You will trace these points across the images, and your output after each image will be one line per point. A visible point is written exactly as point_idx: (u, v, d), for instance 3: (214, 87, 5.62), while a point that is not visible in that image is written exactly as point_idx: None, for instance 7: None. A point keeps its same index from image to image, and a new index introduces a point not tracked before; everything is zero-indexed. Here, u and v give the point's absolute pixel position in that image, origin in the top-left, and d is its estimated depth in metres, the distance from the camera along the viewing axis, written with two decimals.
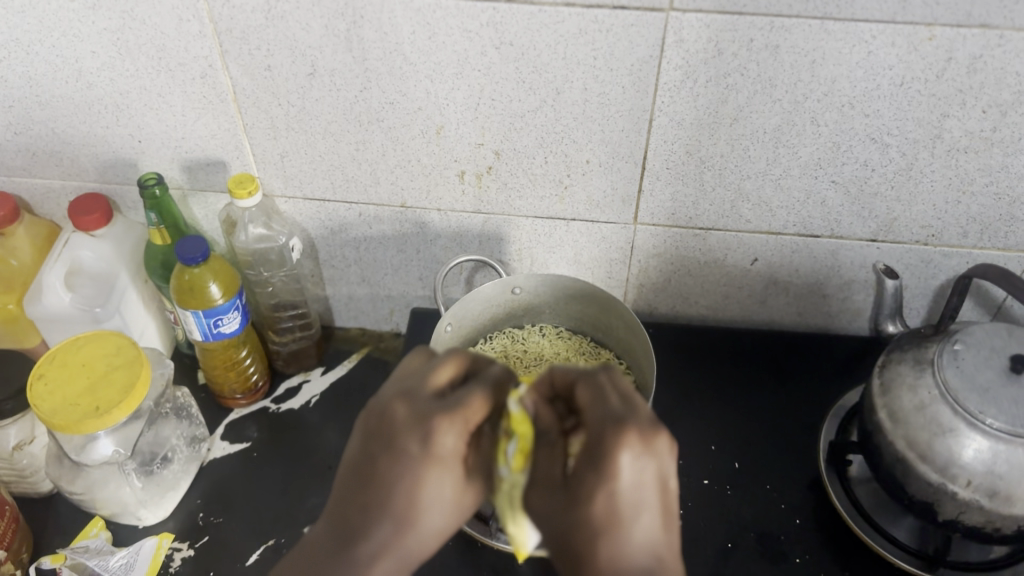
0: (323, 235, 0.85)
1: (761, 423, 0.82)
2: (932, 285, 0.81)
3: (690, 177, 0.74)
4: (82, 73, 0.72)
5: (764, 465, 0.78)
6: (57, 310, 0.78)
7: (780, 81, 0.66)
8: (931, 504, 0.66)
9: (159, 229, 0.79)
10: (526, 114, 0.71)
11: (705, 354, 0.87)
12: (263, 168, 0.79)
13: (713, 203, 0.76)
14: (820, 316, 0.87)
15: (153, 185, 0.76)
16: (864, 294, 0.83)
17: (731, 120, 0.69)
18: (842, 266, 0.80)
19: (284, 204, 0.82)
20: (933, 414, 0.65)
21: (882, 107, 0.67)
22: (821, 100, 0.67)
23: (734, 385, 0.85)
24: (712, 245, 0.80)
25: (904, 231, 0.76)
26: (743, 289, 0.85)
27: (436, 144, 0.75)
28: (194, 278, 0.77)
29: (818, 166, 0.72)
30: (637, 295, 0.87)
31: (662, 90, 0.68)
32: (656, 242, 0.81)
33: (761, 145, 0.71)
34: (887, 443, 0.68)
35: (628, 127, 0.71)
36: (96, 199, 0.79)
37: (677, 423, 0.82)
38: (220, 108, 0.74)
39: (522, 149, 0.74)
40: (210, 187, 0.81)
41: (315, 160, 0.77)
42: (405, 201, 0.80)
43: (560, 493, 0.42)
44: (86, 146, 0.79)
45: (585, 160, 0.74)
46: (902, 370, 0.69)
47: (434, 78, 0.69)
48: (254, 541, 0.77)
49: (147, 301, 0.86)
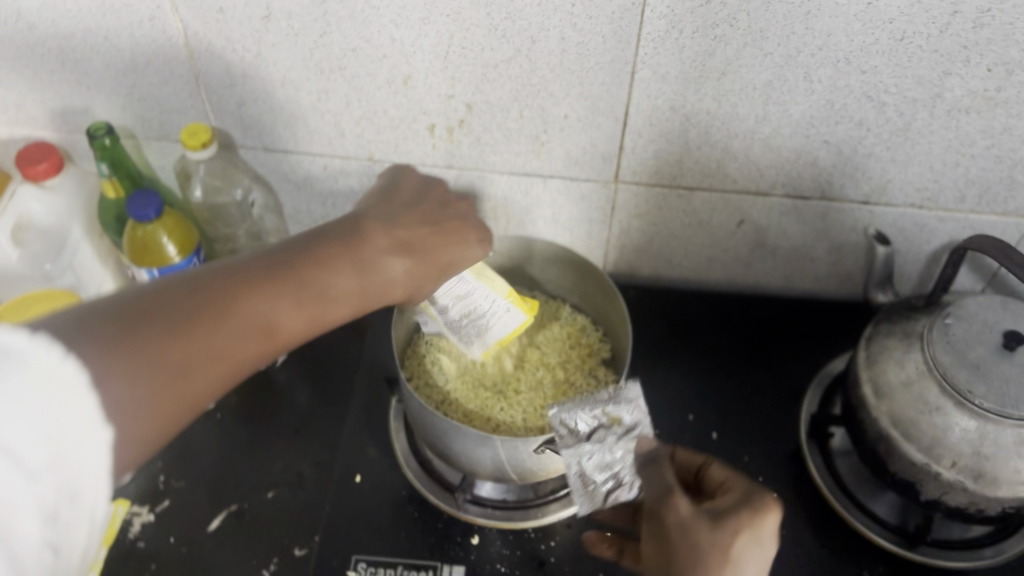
0: (286, 189, 0.81)
1: (743, 391, 0.79)
2: (925, 251, 0.77)
3: (674, 135, 0.70)
4: (20, 13, 0.67)
5: (745, 435, 0.75)
6: (5, 265, 0.74)
7: (771, 33, 0.61)
8: (914, 484, 0.63)
9: (110, 181, 0.74)
10: (499, 64, 0.66)
11: (686, 320, 0.84)
12: (221, 118, 0.74)
13: (699, 161, 0.72)
14: (809, 281, 0.83)
15: (103, 135, 0.72)
16: (854, 258, 0.79)
17: (719, 74, 0.64)
18: (833, 229, 0.77)
19: (244, 155, 0.77)
20: (920, 391, 0.61)
21: (880, 63, 0.62)
22: (815, 54, 0.62)
23: (716, 351, 0.82)
24: (697, 206, 0.76)
25: (898, 194, 0.72)
26: (729, 252, 0.81)
27: (403, 95, 0.70)
28: (147, 236, 0.73)
29: (811, 124, 0.67)
30: (618, 256, 0.83)
31: (645, 41, 0.63)
32: (638, 201, 0.76)
33: (750, 101, 0.66)
34: (872, 419, 0.65)
35: (608, 80, 0.66)
36: (45, 148, 0.75)
37: (655, 391, 0.79)
38: (172, 53, 0.69)
39: (495, 102, 0.69)
40: (165, 136, 0.77)
41: (276, 109, 0.73)
42: (372, 154, 0.76)
43: (698, 519, 0.47)
44: (33, 93, 0.74)
45: (563, 114, 0.69)
46: (890, 344, 0.66)
47: (400, 24, 0.64)
48: (215, 504, 0.74)
49: (103, 257, 0.81)
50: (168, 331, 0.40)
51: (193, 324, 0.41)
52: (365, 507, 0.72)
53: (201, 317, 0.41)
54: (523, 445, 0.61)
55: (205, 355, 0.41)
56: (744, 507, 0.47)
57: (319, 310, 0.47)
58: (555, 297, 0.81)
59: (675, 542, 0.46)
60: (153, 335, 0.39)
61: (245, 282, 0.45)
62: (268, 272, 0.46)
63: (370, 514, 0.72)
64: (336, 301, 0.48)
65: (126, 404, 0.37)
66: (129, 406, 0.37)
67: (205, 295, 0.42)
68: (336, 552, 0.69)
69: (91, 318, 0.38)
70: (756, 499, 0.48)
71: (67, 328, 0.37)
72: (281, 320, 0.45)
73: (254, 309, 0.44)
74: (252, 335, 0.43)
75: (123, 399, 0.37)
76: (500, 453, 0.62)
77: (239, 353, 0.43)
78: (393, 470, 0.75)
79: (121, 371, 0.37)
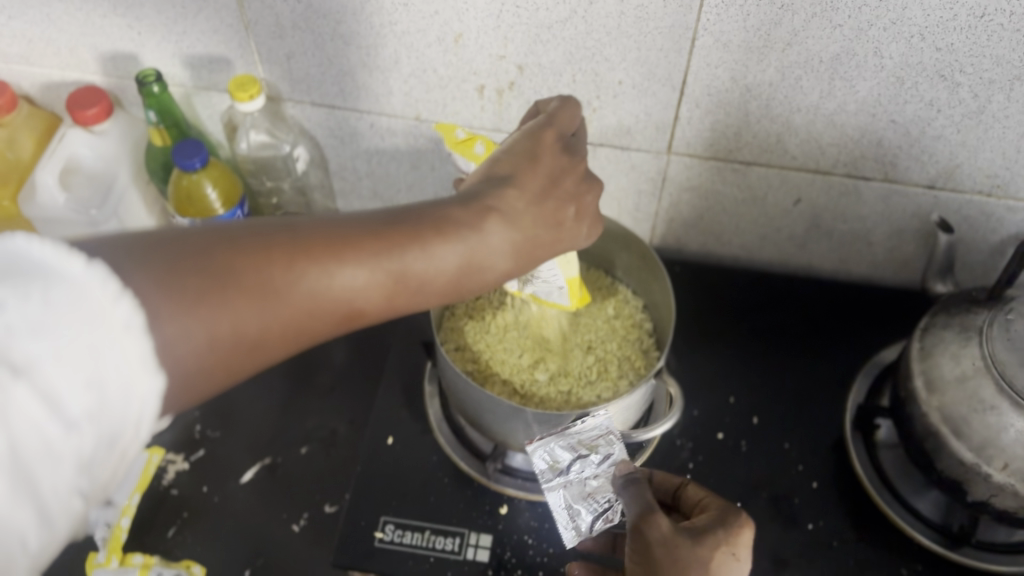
0: (333, 145, 0.80)
1: (787, 375, 0.76)
2: (990, 242, 0.74)
3: (732, 106, 0.67)
4: None
5: (787, 420, 0.73)
6: (52, 210, 0.74)
7: (842, 4, 0.58)
8: (961, 483, 0.61)
9: (158, 129, 0.74)
10: (554, 25, 0.64)
11: (733, 298, 0.82)
12: (270, 70, 0.73)
13: (757, 136, 0.69)
14: (865, 265, 0.80)
15: (152, 82, 0.71)
16: (914, 244, 0.76)
17: (784, 45, 0.61)
18: (893, 214, 0.73)
19: (291, 109, 0.76)
20: (974, 388, 0.59)
21: (957, 41, 0.58)
22: (888, 28, 0.59)
23: (762, 333, 0.79)
24: (752, 182, 0.73)
25: (966, 180, 0.68)
26: (782, 231, 0.78)
27: (453, 53, 0.68)
28: (192, 186, 0.73)
29: (878, 102, 0.64)
30: (666, 229, 0.81)
31: (707, 7, 0.60)
32: (690, 174, 0.74)
33: (815, 75, 0.63)
34: (921, 413, 0.63)
35: (667, 47, 0.63)
36: (96, 93, 0.75)
37: (696, 370, 0.77)
38: (222, 2, 0.68)
39: (548, 64, 0.67)
40: (214, 86, 0.76)
41: (324, 63, 0.71)
42: (419, 114, 0.74)
43: (679, 535, 0.50)
44: (84, 37, 0.73)
45: (617, 80, 0.67)
46: (946, 337, 0.63)
47: None
48: (248, 455, 0.75)
49: (149, 203, 0.82)
50: (246, 288, 0.38)
51: (275, 284, 0.39)
52: (396, 468, 0.72)
53: (283, 278, 0.40)
54: (557, 419, 0.59)
55: (278, 319, 0.40)
56: (721, 526, 0.52)
57: (396, 289, 0.43)
58: (600, 268, 0.79)
59: (660, 557, 0.49)
60: (228, 290, 0.38)
61: (333, 255, 0.41)
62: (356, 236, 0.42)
63: (401, 475, 0.72)
64: (425, 288, 0.44)
65: (184, 355, 0.37)
66: (190, 360, 0.37)
67: (293, 255, 0.40)
68: (364, 512, 0.69)
69: (167, 261, 0.37)
70: (732, 515, 0.53)
71: (134, 267, 0.36)
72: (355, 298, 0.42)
73: (336, 286, 0.41)
74: (333, 308, 0.41)
75: (182, 348, 0.37)
76: (533, 425, 0.61)
77: (317, 321, 0.42)
78: (425, 434, 0.75)
79: (187, 322, 0.37)
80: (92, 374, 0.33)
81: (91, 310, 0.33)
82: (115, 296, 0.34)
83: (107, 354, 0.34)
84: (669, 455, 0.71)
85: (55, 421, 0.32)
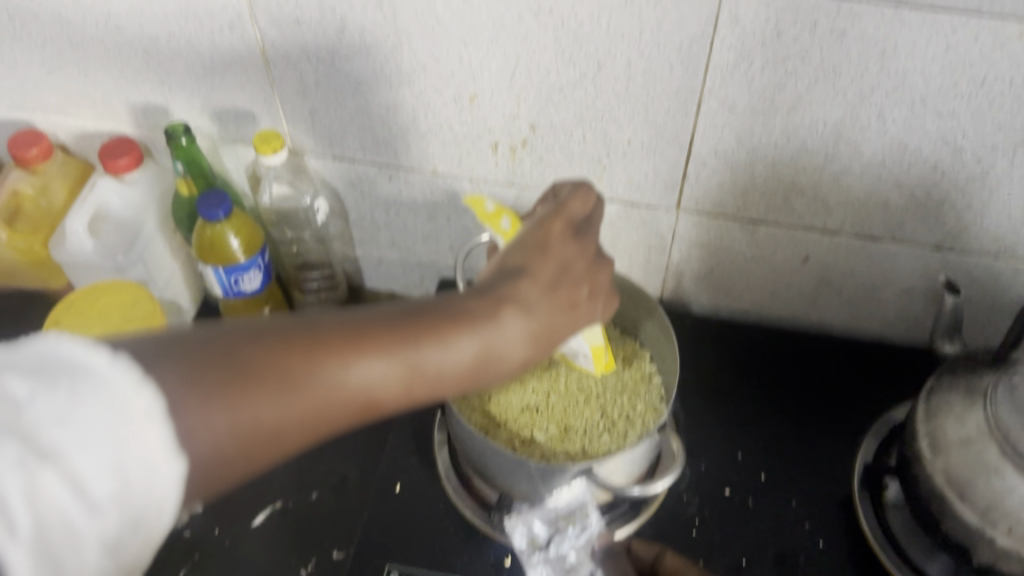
0: (352, 197, 0.82)
1: (795, 431, 0.76)
2: (1000, 303, 0.74)
3: (739, 167, 0.68)
4: (111, 15, 0.70)
5: (794, 478, 0.73)
6: (80, 256, 0.77)
7: (844, 71, 0.59)
8: (967, 547, 0.61)
9: (185, 179, 0.77)
10: (565, 88, 0.66)
11: (743, 353, 0.82)
12: (293, 125, 0.76)
13: (764, 195, 0.70)
14: (875, 324, 0.80)
15: (180, 135, 0.74)
16: (924, 304, 0.76)
17: (788, 109, 0.63)
18: (901, 273, 0.74)
19: (313, 163, 0.79)
20: (978, 451, 0.59)
21: (958, 108, 0.60)
22: (890, 94, 0.60)
23: (771, 389, 0.80)
24: (760, 239, 0.74)
25: (973, 242, 0.69)
26: (791, 287, 0.79)
27: (468, 112, 0.70)
28: (215, 234, 0.75)
29: (883, 165, 0.65)
30: (676, 284, 0.82)
31: (713, 72, 0.62)
32: (699, 231, 0.75)
33: (820, 138, 0.64)
34: (926, 474, 0.62)
35: (674, 109, 0.65)
36: (126, 143, 0.78)
37: (704, 425, 0.77)
38: (249, 61, 0.71)
39: (559, 124, 0.69)
40: (240, 139, 0.79)
41: (345, 120, 0.74)
42: (436, 168, 0.77)
43: None
44: (118, 91, 0.77)
45: (626, 140, 0.69)
46: (951, 398, 0.63)
47: (469, 44, 0.65)
48: (260, 500, 0.76)
49: (174, 250, 0.84)
50: (264, 382, 0.39)
51: (294, 374, 0.40)
52: (403, 517, 0.73)
53: (304, 370, 0.40)
54: (559, 471, 0.60)
55: (296, 411, 0.40)
56: None
57: (417, 375, 0.43)
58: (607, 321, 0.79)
59: None
60: (248, 384, 0.39)
61: (351, 348, 0.41)
62: (373, 328, 0.43)
63: (407, 524, 0.72)
64: (448, 377, 0.44)
65: (207, 447, 0.38)
66: (210, 451, 0.38)
67: (314, 346, 0.41)
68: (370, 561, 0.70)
69: (189, 355, 0.38)
70: None
71: (156, 360, 0.37)
72: (373, 387, 0.42)
73: (354, 377, 0.41)
74: (354, 399, 0.42)
75: (205, 439, 0.37)
76: (535, 477, 0.61)
77: (335, 413, 0.42)
78: (433, 482, 0.75)
79: (208, 414, 0.37)
80: (114, 460, 0.34)
81: (116, 400, 0.34)
82: (137, 386, 0.35)
83: (130, 440, 0.34)
84: (675, 510, 0.71)
85: (77, 505, 0.33)
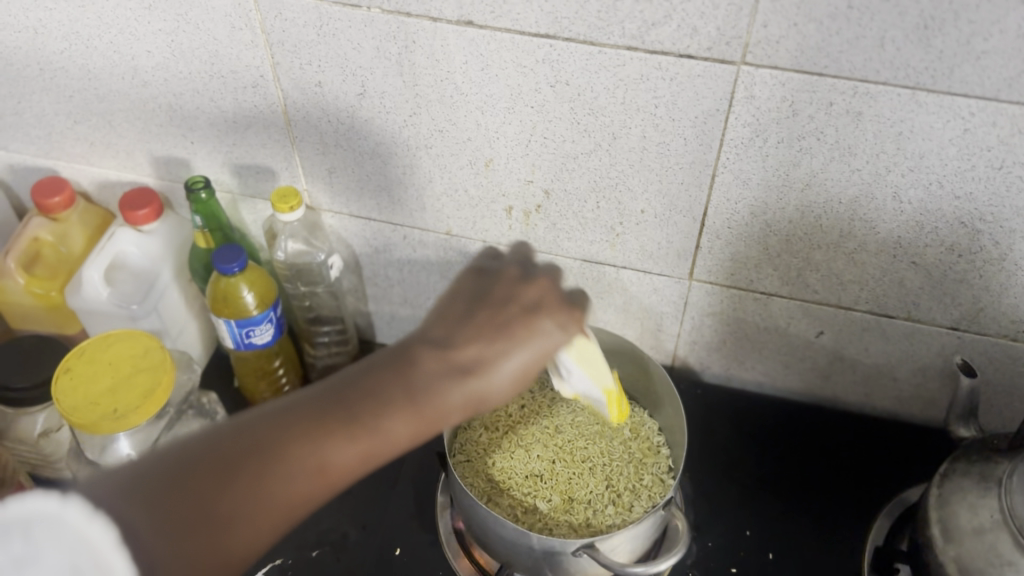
0: (367, 253, 0.83)
1: (805, 508, 0.75)
2: (1018, 385, 0.72)
3: (753, 240, 0.68)
4: (137, 70, 0.71)
5: (802, 557, 0.71)
6: (95, 303, 0.78)
7: (860, 151, 0.59)
8: None
9: (203, 233, 0.78)
10: (580, 156, 0.66)
11: (754, 424, 0.81)
12: (311, 182, 0.77)
13: (778, 268, 0.70)
14: (890, 400, 0.79)
15: (200, 188, 0.76)
16: (939, 383, 0.75)
17: (803, 185, 0.63)
18: (916, 351, 0.73)
19: (330, 219, 0.80)
20: (992, 542, 0.57)
21: (976, 190, 0.59)
22: (906, 175, 0.60)
23: (782, 463, 0.78)
24: (773, 312, 0.74)
25: (991, 323, 0.68)
26: (805, 360, 0.78)
27: (484, 176, 0.71)
28: (229, 287, 0.76)
29: (898, 243, 0.65)
30: (688, 352, 0.81)
31: (728, 147, 0.62)
32: (712, 300, 0.75)
33: (835, 215, 0.64)
34: (937, 562, 0.61)
35: (688, 181, 0.65)
36: (147, 194, 0.79)
37: (712, 498, 0.76)
38: (270, 119, 0.72)
39: (573, 191, 0.69)
40: (259, 194, 0.80)
41: (362, 178, 0.75)
42: (450, 229, 0.77)
43: None
44: (141, 143, 0.78)
45: (640, 209, 0.69)
46: (965, 485, 0.61)
47: (486, 110, 0.65)
48: None
49: (189, 300, 0.85)
50: (201, 480, 0.42)
51: (236, 470, 0.43)
52: None
53: (267, 457, 0.44)
54: (561, 545, 0.59)
55: (251, 514, 0.43)
56: None
57: (367, 446, 0.46)
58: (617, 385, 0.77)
59: None
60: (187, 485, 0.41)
61: (301, 428, 0.45)
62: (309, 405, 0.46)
63: None
64: (404, 431, 0.47)
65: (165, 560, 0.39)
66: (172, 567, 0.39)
67: (247, 445, 0.44)
68: None
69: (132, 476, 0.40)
70: None
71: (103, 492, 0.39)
72: (342, 460, 0.45)
73: (313, 460, 0.45)
74: (319, 473, 0.45)
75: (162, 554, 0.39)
76: (537, 549, 0.61)
77: (298, 507, 0.45)
78: (433, 546, 0.74)
79: (155, 537, 0.39)
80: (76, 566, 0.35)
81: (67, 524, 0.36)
82: (90, 517, 0.36)
83: (92, 549, 0.35)
84: None
85: None
